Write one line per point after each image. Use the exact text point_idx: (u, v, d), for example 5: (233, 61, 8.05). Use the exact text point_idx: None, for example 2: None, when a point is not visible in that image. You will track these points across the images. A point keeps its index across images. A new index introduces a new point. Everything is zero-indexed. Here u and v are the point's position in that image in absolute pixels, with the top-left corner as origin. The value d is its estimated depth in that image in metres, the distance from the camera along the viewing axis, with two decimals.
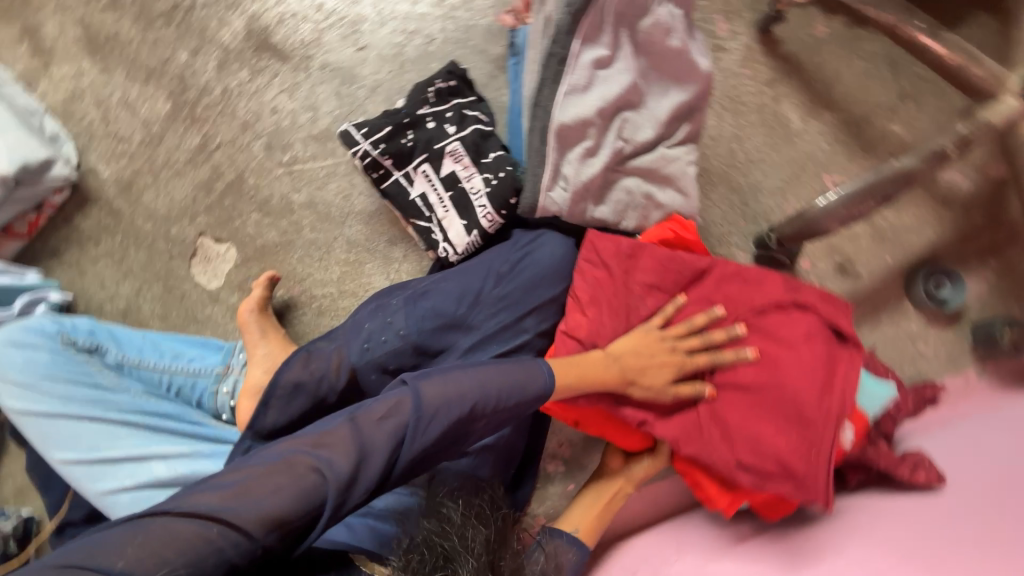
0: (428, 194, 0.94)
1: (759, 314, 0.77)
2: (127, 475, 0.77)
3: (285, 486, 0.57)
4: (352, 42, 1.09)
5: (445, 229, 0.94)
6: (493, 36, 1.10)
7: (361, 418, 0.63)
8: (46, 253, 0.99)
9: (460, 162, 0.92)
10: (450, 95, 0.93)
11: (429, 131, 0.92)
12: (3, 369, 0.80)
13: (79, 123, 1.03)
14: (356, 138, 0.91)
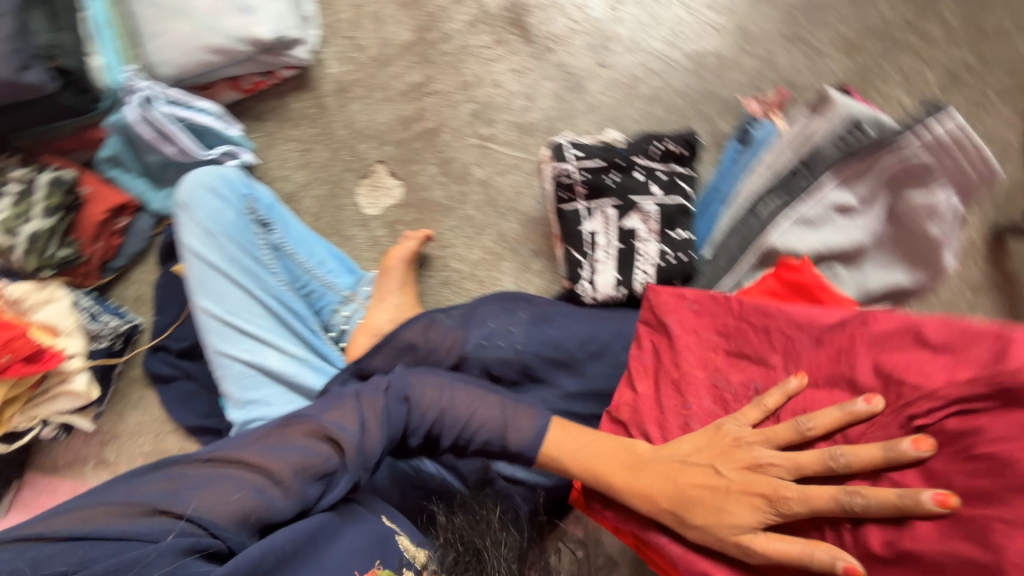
0: (597, 234, 0.91)
1: (936, 409, 0.53)
2: (247, 350, 0.87)
3: (297, 448, 0.65)
4: (596, 56, 1.08)
5: (596, 272, 0.91)
6: (725, 112, 1.07)
7: (363, 397, 0.70)
8: (251, 114, 1.07)
9: (647, 223, 0.90)
10: (673, 159, 0.92)
11: (634, 181, 0.91)
12: (195, 208, 0.89)
13: (331, 16, 1.09)
14: (567, 157, 0.91)
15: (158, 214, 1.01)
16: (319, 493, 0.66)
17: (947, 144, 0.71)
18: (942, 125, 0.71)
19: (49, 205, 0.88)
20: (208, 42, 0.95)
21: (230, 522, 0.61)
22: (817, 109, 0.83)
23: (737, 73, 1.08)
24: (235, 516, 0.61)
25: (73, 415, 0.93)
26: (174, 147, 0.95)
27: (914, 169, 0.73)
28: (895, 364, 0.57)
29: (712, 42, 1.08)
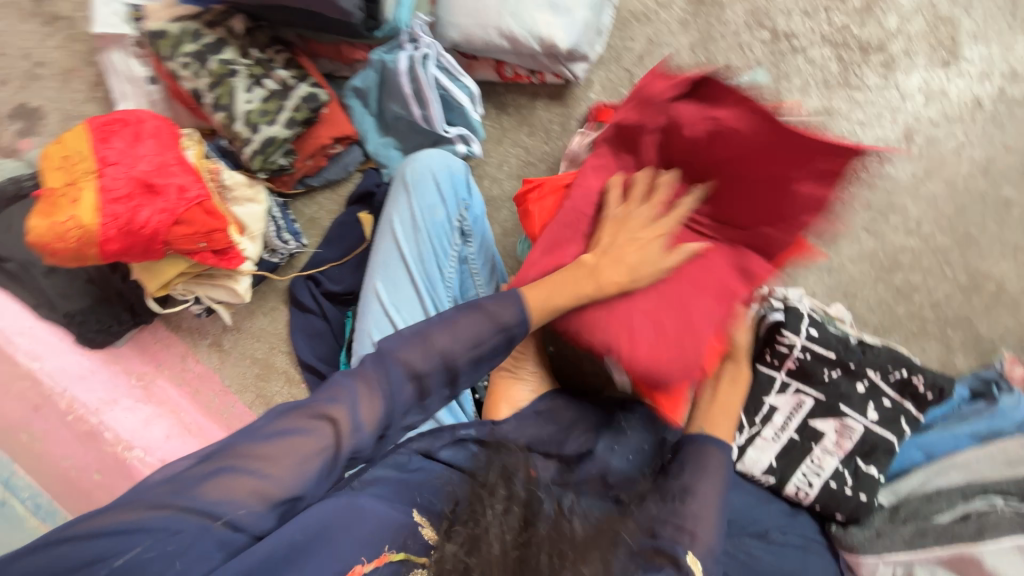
0: (777, 412, 0.84)
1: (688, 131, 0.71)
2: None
3: (283, 434, 0.55)
4: (867, 218, 0.95)
5: (753, 444, 0.84)
6: (971, 349, 0.93)
7: (358, 371, 0.60)
8: (495, 100, 1.01)
9: (839, 437, 0.82)
10: (911, 395, 0.81)
11: (849, 390, 0.82)
12: (415, 194, 0.86)
13: (622, 39, 0.99)
14: (798, 330, 0.83)
15: (369, 157, 0.99)
16: (325, 476, 0.56)
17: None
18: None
19: (293, 116, 0.88)
20: (503, 25, 0.88)
21: (240, 510, 0.52)
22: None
23: (1011, 314, 0.92)
24: (238, 509, 0.52)
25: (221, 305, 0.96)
26: (420, 110, 0.92)
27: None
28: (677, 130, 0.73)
29: (1000, 269, 0.93)
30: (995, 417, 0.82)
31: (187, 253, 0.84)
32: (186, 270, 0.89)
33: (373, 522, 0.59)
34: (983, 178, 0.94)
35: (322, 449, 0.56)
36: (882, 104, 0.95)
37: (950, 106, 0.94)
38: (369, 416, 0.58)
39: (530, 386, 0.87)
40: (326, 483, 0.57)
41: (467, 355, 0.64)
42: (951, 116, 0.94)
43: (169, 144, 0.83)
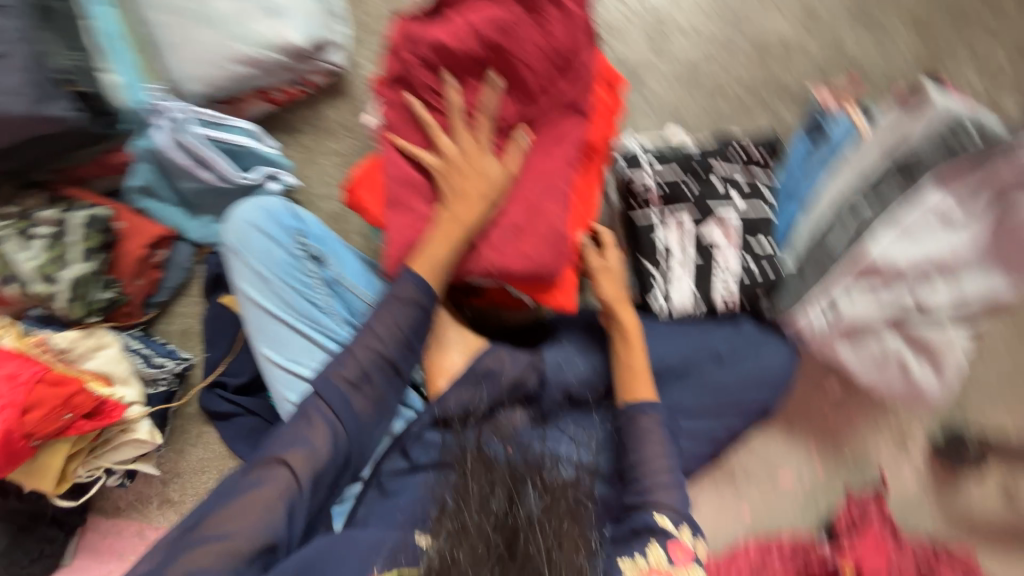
0: (672, 246, 0.86)
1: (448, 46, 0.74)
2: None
3: (259, 479, 0.65)
4: (653, 46, 1.01)
5: (669, 284, 0.86)
6: (793, 104, 1.01)
7: (305, 411, 0.69)
8: (284, 126, 0.97)
9: (726, 232, 0.86)
10: (753, 165, 0.88)
11: (710, 189, 0.87)
12: (245, 252, 0.82)
13: (363, 11, 0.98)
14: (643, 166, 0.87)
15: (198, 244, 0.94)
16: (304, 501, 0.65)
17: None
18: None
19: (87, 246, 0.82)
20: (234, 53, 0.85)
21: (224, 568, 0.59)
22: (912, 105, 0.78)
23: (804, 59, 1.01)
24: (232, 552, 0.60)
25: (137, 461, 0.89)
26: (208, 173, 0.87)
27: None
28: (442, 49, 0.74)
29: (775, 29, 1.01)
30: (830, 143, 0.88)
31: (55, 434, 0.76)
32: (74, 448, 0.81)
33: (365, 547, 0.67)
34: None
35: (291, 482, 0.65)
36: None
37: None
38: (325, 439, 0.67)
39: (458, 350, 0.88)
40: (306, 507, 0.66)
41: (393, 348, 0.72)
42: None
43: None
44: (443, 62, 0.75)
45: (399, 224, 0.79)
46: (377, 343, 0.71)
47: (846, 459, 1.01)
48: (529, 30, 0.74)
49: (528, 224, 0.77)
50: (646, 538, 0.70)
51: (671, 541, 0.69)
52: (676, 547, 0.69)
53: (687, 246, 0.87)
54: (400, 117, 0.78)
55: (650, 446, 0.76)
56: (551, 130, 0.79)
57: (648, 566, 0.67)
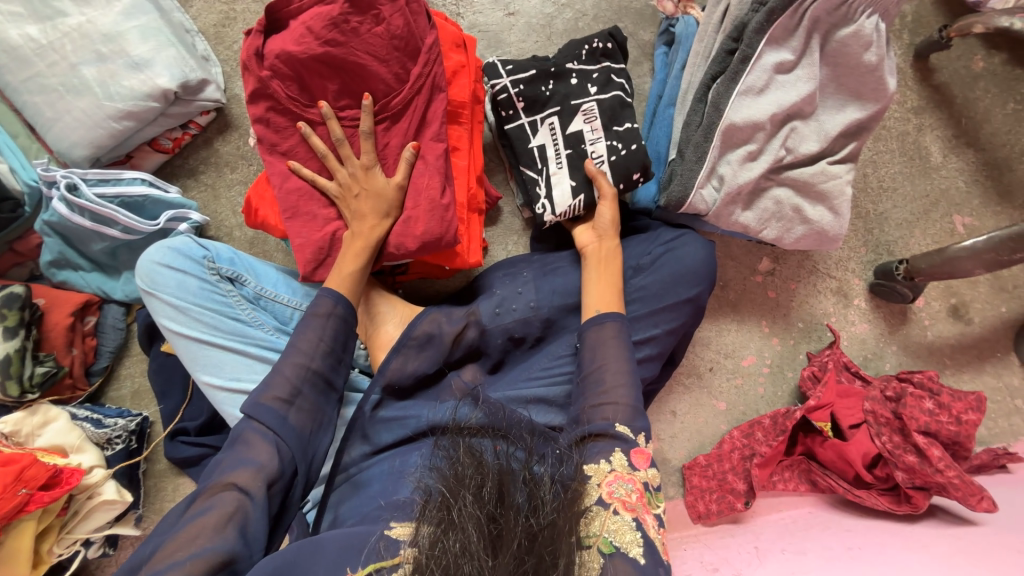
0: (546, 147, 0.91)
1: (293, 53, 0.77)
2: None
3: (204, 507, 0.62)
4: (503, 7, 1.07)
5: (551, 185, 0.90)
6: (645, 22, 1.07)
7: (243, 435, 0.68)
8: (184, 172, 1.02)
9: (590, 123, 0.90)
10: (602, 56, 0.92)
11: (569, 85, 0.90)
12: (159, 289, 0.88)
13: (230, 50, 1.04)
14: (500, 72, 0.89)
15: (126, 301, 0.96)
16: (258, 517, 0.63)
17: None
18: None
19: (7, 325, 0.82)
20: (111, 110, 0.89)
21: None
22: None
23: None
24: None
25: (113, 525, 0.88)
26: (116, 229, 0.90)
27: (839, 10, 0.77)
28: (290, 52, 0.77)
29: None
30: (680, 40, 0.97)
31: (14, 513, 0.76)
32: (41, 524, 0.80)
33: (336, 545, 0.63)
34: None
35: (242, 501, 0.63)
36: None
37: None
38: (271, 453, 0.67)
39: (393, 322, 0.90)
40: (261, 524, 0.63)
41: (320, 362, 0.74)
42: None
43: None
44: (293, 69, 0.78)
45: (298, 230, 0.80)
46: (302, 359, 0.73)
47: (797, 327, 1.06)
48: (365, 20, 0.78)
49: (412, 204, 0.80)
50: (608, 449, 0.69)
51: (631, 452, 0.69)
52: (637, 458, 0.69)
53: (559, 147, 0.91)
54: (269, 129, 0.80)
55: (602, 363, 0.76)
56: (412, 111, 0.81)
57: (611, 471, 0.67)
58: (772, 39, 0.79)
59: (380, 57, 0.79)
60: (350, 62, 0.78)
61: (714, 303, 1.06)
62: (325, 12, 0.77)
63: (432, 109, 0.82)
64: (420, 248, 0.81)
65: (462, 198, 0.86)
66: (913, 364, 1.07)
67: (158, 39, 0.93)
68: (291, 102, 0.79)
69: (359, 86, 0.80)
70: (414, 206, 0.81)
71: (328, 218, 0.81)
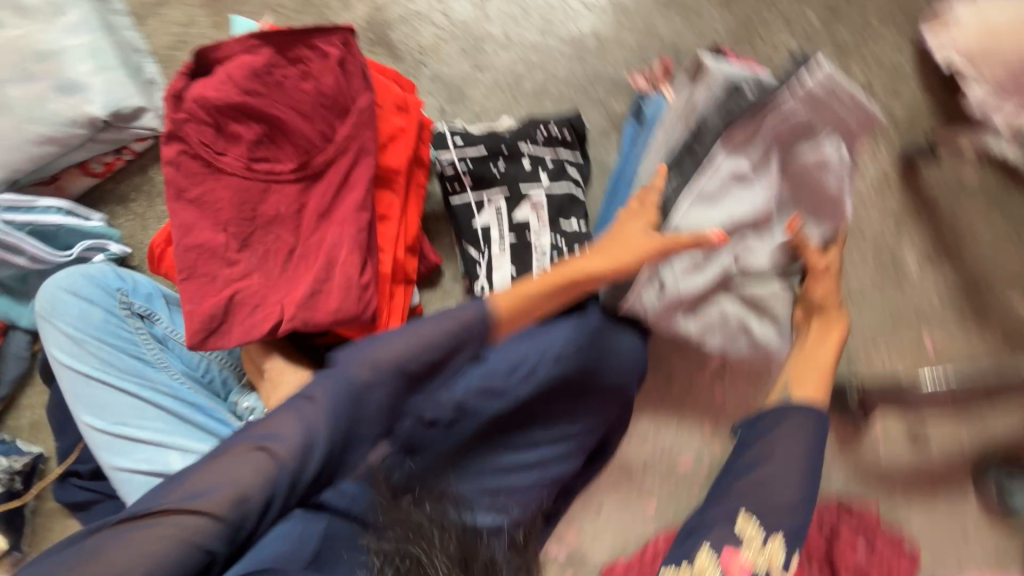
0: (490, 228, 0.87)
1: (210, 100, 0.71)
2: (151, 459, 0.83)
3: (228, 460, 0.50)
4: (471, 60, 1.02)
5: (492, 269, 0.87)
6: (619, 92, 1.02)
7: (302, 401, 0.54)
8: (114, 197, 0.97)
9: (538, 212, 0.85)
10: (560, 144, 0.86)
11: (521, 168, 0.85)
12: (59, 317, 0.84)
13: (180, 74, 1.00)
14: (447, 145, 0.85)
15: (33, 330, 0.91)
16: (247, 538, 0.49)
17: (821, 98, 0.70)
18: (815, 77, 0.70)
19: None
20: (34, 133, 0.85)
21: None
22: (698, 79, 0.79)
23: (621, 49, 1.03)
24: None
25: None
26: (23, 257, 0.85)
27: (802, 127, 0.72)
28: (208, 100, 0.71)
29: (587, 22, 1.03)
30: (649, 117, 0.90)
31: None
32: None
33: None
34: None
35: (262, 480, 0.50)
36: None
37: None
38: (300, 452, 0.51)
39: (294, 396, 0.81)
40: (245, 546, 0.50)
41: (387, 392, 0.56)
42: None
43: None
44: (210, 117, 0.72)
45: (191, 293, 0.75)
46: (373, 348, 0.57)
47: None
48: (292, 71, 0.72)
49: (323, 276, 0.74)
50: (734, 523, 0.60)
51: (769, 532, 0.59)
52: (732, 558, 0.57)
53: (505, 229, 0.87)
54: (177, 172, 0.75)
55: (779, 458, 0.63)
56: (335, 171, 0.75)
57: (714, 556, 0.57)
58: (731, 148, 0.74)
59: (305, 115, 0.73)
60: (271, 117, 0.72)
61: (655, 398, 1.00)
62: (249, 60, 0.71)
63: (358, 174, 0.76)
64: (332, 323, 0.75)
65: (385, 269, 0.80)
66: (861, 490, 1.00)
67: (97, 61, 0.88)
68: (208, 152, 0.74)
69: (280, 142, 0.74)
70: (327, 275, 0.75)
71: (231, 279, 0.76)
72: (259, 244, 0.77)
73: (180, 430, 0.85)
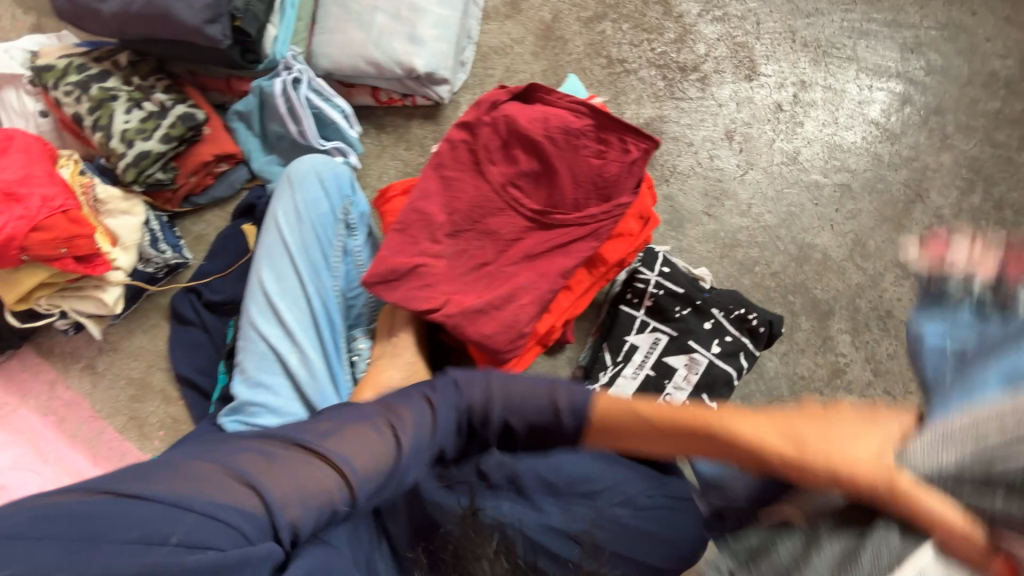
0: (637, 350, 0.89)
1: (518, 126, 0.82)
2: (275, 335, 0.93)
3: (365, 419, 0.56)
4: (707, 204, 1.08)
5: (614, 383, 0.88)
6: (812, 312, 1.03)
7: (427, 394, 0.60)
8: (375, 121, 1.11)
9: (688, 370, 0.86)
10: (748, 331, 0.87)
11: (700, 325, 0.87)
12: (299, 188, 0.97)
13: (484, 70, 1.14)
14: (653, 267, 0.90)
15: (254, 173, 1.06)
16: (370, 493, 0.53)
17: None
18: None
19: (169, 133, 0.94)
20: (369, 55, 1.01)
21: (264, 523, 0.48)
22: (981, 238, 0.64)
23: (839, 279, 1.04)
24: (271, 516, 0.48)
25: (89, 320, 0.94)
26: (295, 127, 1.00)
27: None
28: (517, 126, 0.82)
29: (825, 239, 1.05)
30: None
31: (46, 259, 0.84)
32: (49, 281, 0.87)
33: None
34: (795, 166, 1.09)
35: (386, 448, 0.55)
36: (704, 111, 1.12)
37: (761, 105, 1.11)
38: (416, 429, 0.57)
39: (398, 370, 0.87)
40: (370, 500, 0.54)
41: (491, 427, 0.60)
42: (760, 117, 1.11)
43: (40, 157, 0.87)
44: (507, 135, 0.83)
45: (393, 243, 0.84)
46: (484, 393, 0.59)
47: None
48: (591, 147, 0.82)
49: (496, 303, 0.80)
50: None
51: None
52: None
53: (649, 360, 0.89)
54: (451, 152, 0.85)
55: None
56: (562, 233, 0.82)
57: None
58: None
59: (574, 182, 0.81)
60: (550, 167, 0.82)
61: None
62: (567, 120, 0.81)
63: (579, 249, 0.82)
64: (473, 342, 0.80)
65: (540, 328, 0.85)
66: None
67: (443, 32, 1.05)
68: (484, 155, 0.84)
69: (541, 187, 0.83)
70: (500, 306, 0.80)
71: (425, 252, 0.83)
72: (463, 242, 0.84)
73: (309, 330, 0.94)
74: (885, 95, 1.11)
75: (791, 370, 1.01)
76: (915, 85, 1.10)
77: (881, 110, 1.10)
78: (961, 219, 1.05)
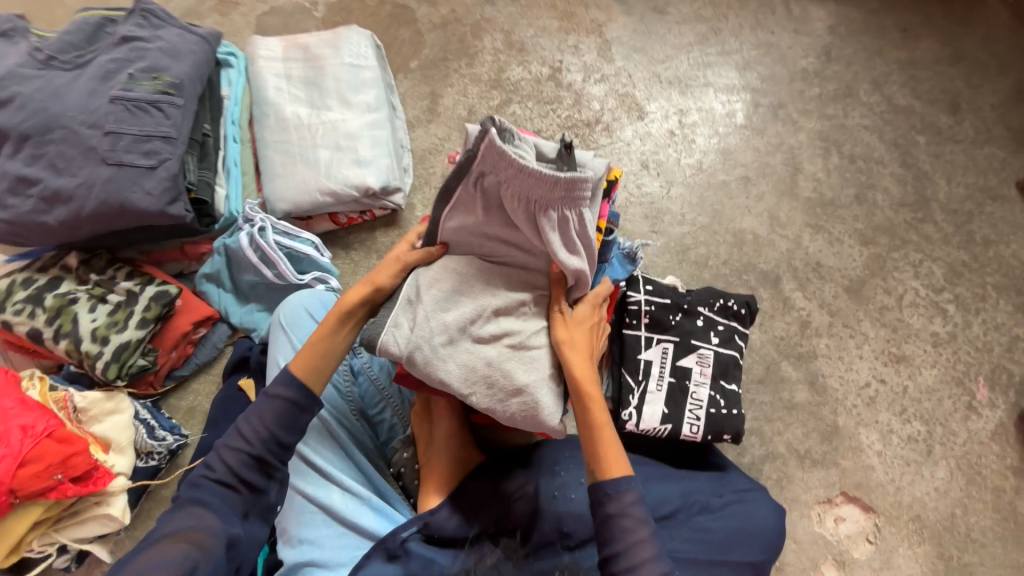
0: (653, 364, 0.99)
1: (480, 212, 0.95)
2: (308, 483, 0.83)
3: (152, 549, 0.63)
4: (651, 224, 1.26)
5: (644, 400, 0.97)
6: (766, 283, 1.21)
7: (192, 493, 0.70)
8: (341, 242, 1.17)
9: (702, 366, 0.97)
10: (733, 316, 1.01)
11: (694, 325, 1.00)
12: (290, 329, 0.94)
13: (426, 170, 1.26)
14: (639, 288, 1.02)
15: (236, 325, 1.04)
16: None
17: None
18: None
19: (144, 316, 0.91)
20: (325, 187, 1.08)
21: None
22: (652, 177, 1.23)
23: (773, 250, 1.24)
24: None
25: (95, 543, 0.84)
26: (272, 271, 1.03)
27: None
28: None
29: (748, 222, 1.26)
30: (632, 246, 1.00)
31: (36, 494, 0.76)
32: (46, 511, 0.79)
33: None
34: (704, 173, 1.31)
35: (193, 559, 0.63)
36: (618, 152, 1.32)
37: (659, 134, 1.34)
38: (213, 532, 0.67)
39: (454, 465, 0.88)
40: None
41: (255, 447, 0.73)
42: (662, 145, 1.33)
43: (7, 387, 0.80)
44: None
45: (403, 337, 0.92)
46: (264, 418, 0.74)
47: None
48: None
49: None
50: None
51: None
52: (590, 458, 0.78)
53: (665, 369, 0.99)
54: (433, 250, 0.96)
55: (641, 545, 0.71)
56: None
57: None
58: None
59: None
60: None
61: None
62: None
63: None
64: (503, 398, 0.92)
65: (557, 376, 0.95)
66: None
67: (382, 149, 1.15)
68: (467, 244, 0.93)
69: None
70: None
71: None
72: None
73: (345, 461, 0.86)
74: (741, 104, 1.39)
75: (772, 335, 1.16)
76: (758, 91, 1.40)
77: (744, 114, 1.38)
78: (833, 177, 1.32)
